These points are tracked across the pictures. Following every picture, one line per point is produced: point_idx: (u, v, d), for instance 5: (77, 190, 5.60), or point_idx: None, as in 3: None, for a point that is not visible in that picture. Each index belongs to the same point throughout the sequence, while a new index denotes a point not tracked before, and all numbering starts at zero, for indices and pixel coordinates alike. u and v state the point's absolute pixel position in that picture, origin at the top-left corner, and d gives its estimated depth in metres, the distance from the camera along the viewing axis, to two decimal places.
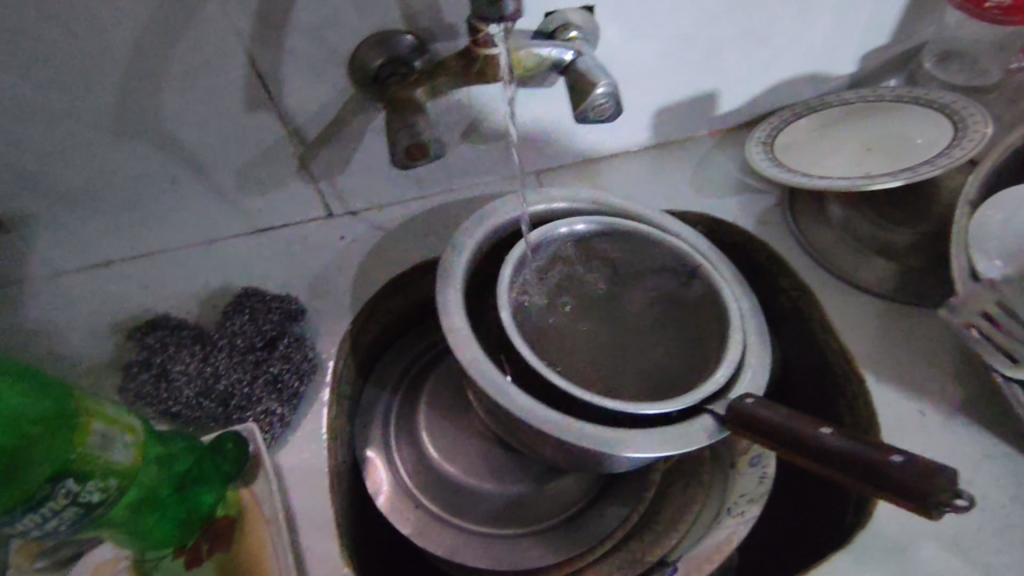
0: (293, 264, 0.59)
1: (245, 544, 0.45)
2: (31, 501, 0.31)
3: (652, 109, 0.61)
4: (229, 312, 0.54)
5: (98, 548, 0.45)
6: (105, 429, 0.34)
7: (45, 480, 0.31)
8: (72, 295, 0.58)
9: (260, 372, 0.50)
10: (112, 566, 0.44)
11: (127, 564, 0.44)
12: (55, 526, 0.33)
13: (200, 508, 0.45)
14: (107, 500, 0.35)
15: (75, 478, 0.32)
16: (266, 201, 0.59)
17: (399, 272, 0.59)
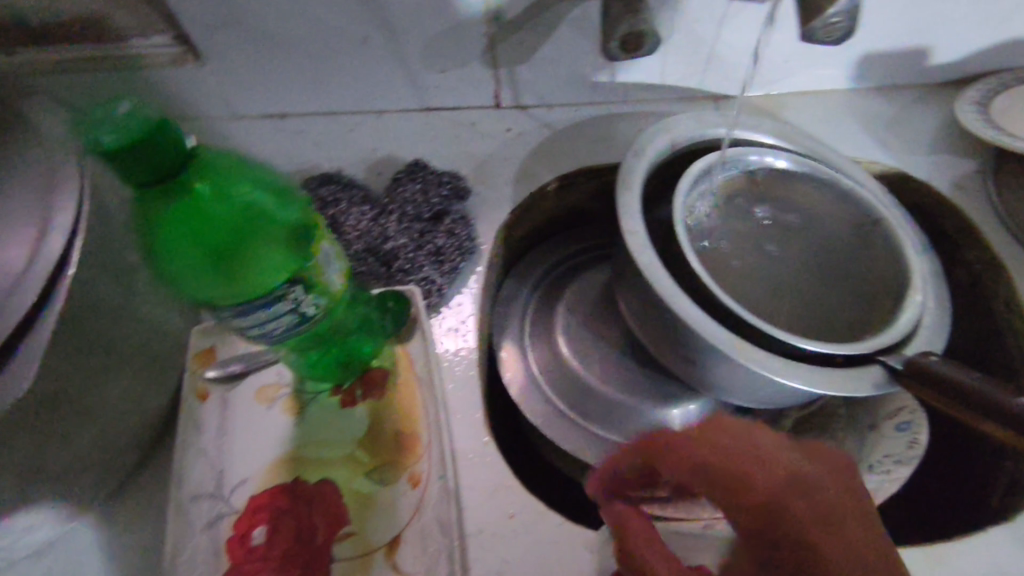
0: (459, 146, 0.59)
1: (397, 394, 0.46)
2: (268, 294, 0.36)
3: (866, 50, 0.57)
4: (400, 178, 0.54)
5: (264, 372, 0.48)
6: (327, 252, 0.40)
7: (285, 277, 0.36)
8: (248, 139, 0.60)
9: (426, 241, 0.51)
10: (277, 390, 0.47)
11: (290, 391, 0.47)
12: (273, 328, 0.38)
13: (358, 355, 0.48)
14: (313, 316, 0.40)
15: (304, 284, 0.38)
16: (443, 79, 0.58)
17: (562, 173, 0.58)
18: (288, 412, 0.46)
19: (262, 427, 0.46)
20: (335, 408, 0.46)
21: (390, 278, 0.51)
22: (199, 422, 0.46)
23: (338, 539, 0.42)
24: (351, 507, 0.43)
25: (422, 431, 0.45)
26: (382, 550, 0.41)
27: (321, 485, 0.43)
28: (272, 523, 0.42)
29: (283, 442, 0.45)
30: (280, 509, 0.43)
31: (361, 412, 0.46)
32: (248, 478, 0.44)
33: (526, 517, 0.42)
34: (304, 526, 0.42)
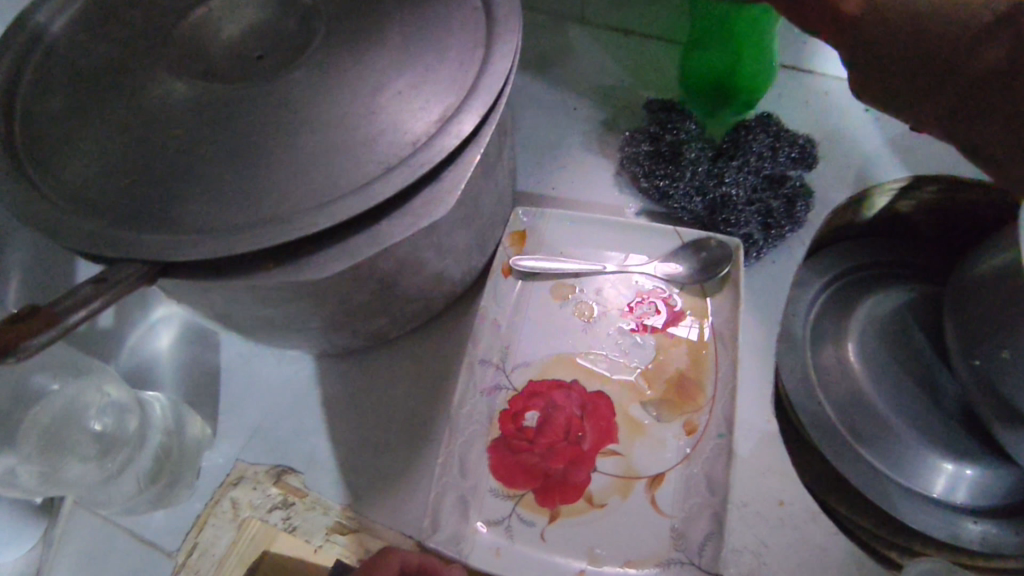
0: (808, 112, 0.55)
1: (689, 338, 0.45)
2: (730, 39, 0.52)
3: None
4: (747, 125, 0.51)
5: (564, 270, 0.48)
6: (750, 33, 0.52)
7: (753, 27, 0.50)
8: (589, 46, 0.60)
9: (760, 199, 0.48)
10: (572, 292, 0.48)
11: (585, 298, 0.48)
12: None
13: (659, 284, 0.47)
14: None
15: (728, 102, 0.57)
16: None
17: (919, 172, 0.52)
18: (578, 316, 0.47)
19: (551, 321, 0.47)
20: (624, 330, 0.46)
21: (710, 224, 0.49)
22: (498, 295, 0.47)
23: (603, 451, 0.42)
24: (621, 428, 0.42)
25: (708, 382, 0.43)
26: (645, 480, 0.41)
27: (597, 395, 0.44)
28: (544, 412, 0.43)
29: (568, 343, 0.46)
30: (553, 402, 0.44)
31: (648, 343, 0.45)
32: (529, 363, 0.45)
33: (798, 510, 0.40)
34: (574, 427, 0.43)
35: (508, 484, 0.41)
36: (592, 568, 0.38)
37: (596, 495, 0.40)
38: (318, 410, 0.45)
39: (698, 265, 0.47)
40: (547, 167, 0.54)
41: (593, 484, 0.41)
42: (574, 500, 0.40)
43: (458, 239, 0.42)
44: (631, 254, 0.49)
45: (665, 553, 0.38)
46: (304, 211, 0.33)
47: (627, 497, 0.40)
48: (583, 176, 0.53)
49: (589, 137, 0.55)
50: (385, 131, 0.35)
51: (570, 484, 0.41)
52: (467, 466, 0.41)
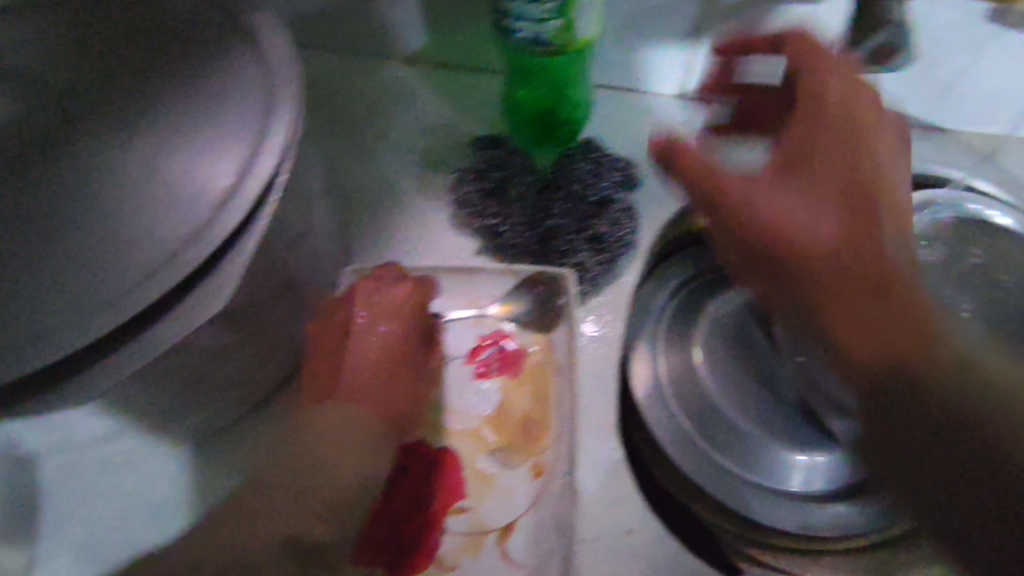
0: (632, 130, 0.55)
1: (531, 377, 0.45)
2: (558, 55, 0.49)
3: None
4: (572, 154, 0.52)
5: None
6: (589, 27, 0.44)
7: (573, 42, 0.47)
8: (413, 84, 0.58)
9: (589, 225, 0.49)
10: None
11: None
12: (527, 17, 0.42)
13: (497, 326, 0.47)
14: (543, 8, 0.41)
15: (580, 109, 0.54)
16: (632, 57, 0.54)
17: (738, 179, 0.54)
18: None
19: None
20: (466, 378, 0.45)
21: (545, 257, 0.49)
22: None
23: (452, 510, 0.41)
24: (469, 482, 0.42)
25: (552, 420, 0.43)
26: (495, 533, 0.40)
27: (443, 451, 0.43)
28: (391, 479, 0.42)
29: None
30: (399, 466, 0.42)
31: (491, 387, 0.45)
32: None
33: (646, 537, 0.41)
34: (420, 489, 0.42)
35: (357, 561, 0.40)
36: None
37: (447, 558, 0.40)
38: (149, 516, 0.42)
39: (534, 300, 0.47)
40: (380, 216, 0.52)
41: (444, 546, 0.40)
42: (425, 565, 0.40)
43: (272, 319, 0.40)
44: (469, 299, 0.48)
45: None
46: (56, 327, 0.30)
47: (478, 554, 0.40)
48: (416, 221, 0.52)
49: (421, 179, 0.54)
50: (150, 228, 0.32)
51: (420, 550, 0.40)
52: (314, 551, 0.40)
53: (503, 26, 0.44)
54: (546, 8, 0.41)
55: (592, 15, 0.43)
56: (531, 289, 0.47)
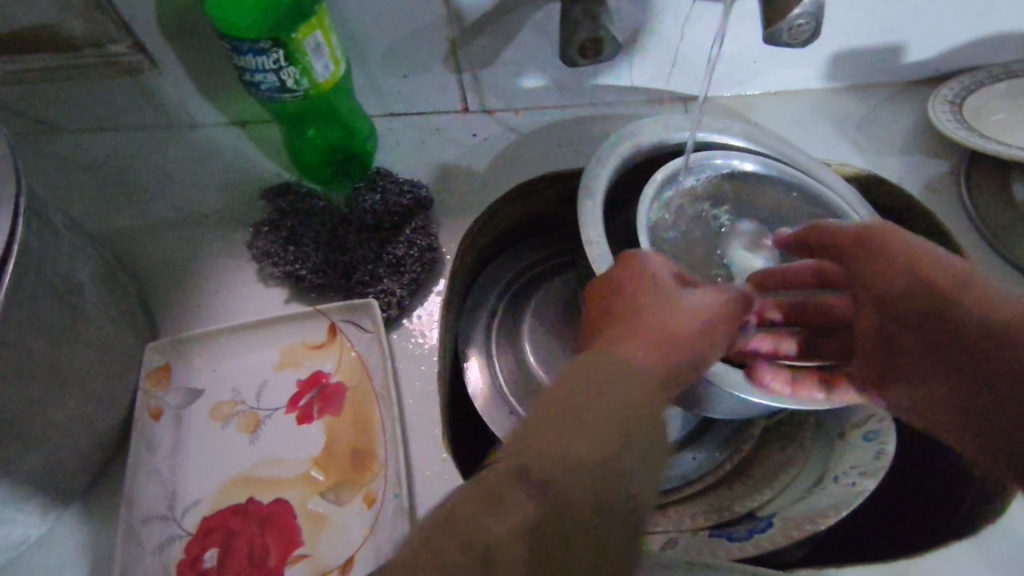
0: (422, 153, 0.57)
1: (354, 412, 0.46)
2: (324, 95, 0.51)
3: (842, 56, 0.57)
4: (361, 187, 0.53)
5: (222, 388, 0.48)
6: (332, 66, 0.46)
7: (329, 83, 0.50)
8: (203, 148, 0.58)
9: (385, 252, 0.50)
10: (231, 409, 0.47)
11: (246, 409, 0.47)
12: (265, 78, 0.44)
13: (315, 368, 0.48)
14: (274, 69, 0.43)
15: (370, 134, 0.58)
16: (406, 84, 0.57)
17: (528, 178, 0.57)
18: (244, 430, 0.46)
19: (218, 448, 0.45)
20: (293, 425, 0.46)
21: (350, 291, 0.50)
22: (153, 443, 0.45)
23: (291, 561, 0.41)
24: (303, 527, 0.42)
25: (378, 448, 0.44)
26: (335, 572, 0.41)
27: (276, 504, 0.43)
28: (224, 544, 0.41)
29: (241, 461, 0.45)
30: (231, 530, 0.42)
31: (316, 431, 0.46)
32: (201, 499, 0.43)
33: None
34: (256, 547, 0.41)
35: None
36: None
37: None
38: None
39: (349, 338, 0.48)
40: (186, 286, 0.52)
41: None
42: None
43: (56, 413, 0.39)
44: (285, 349, 0.49)
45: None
46: None
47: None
48: (222, 284, 0.52)
49: (223, 241, 0.54)
50: None
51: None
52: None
53: (246, 78, 0.45)
54: (279, 58, 0.43)
55: (330, 56, 0.46)
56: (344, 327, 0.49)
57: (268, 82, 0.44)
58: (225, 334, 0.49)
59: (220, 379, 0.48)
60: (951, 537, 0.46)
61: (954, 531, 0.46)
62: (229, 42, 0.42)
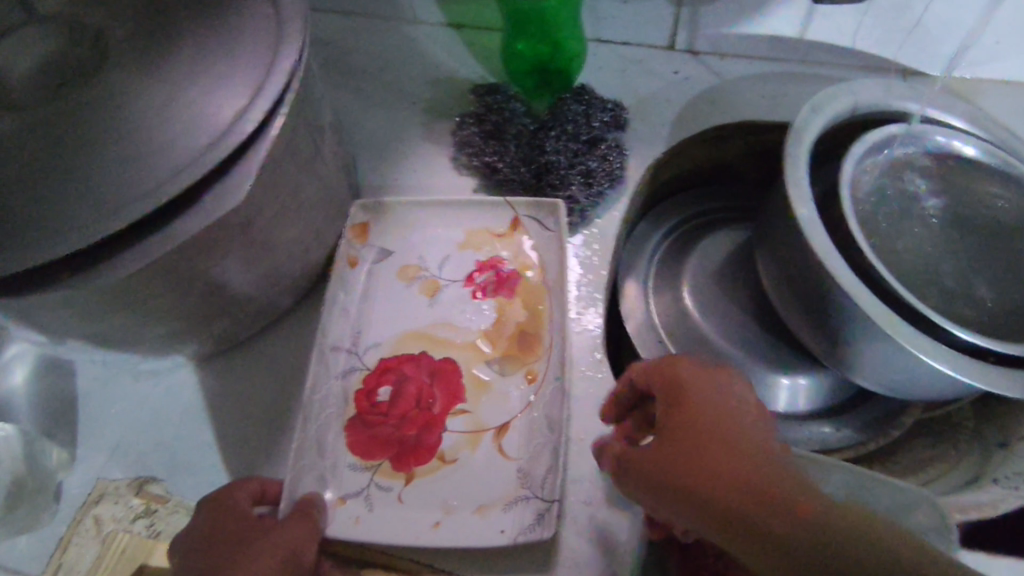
0: (623, 80, 0.58)
1: (525, 298, 0.49)
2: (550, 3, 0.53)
3: None
4: (566, 97, 0.55)
5: (409, 253, 0.52)
6: None
7: None
8: (420, 43, 0.62)
9: (579, 162, 0.52)
10: (415, 272, 0.51)
11: (428, 276, 0.51)
12: None
13: (492, 253, 0.51)
14: None
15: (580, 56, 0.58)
16: (624, 10, 0.58)
17: (725, 122, 0.56)
18: (424, 293, 0.50)
19: (400, 304, 0.50)
20: (468, 298, 0.50)
21: (539, 191, 0.52)
22: (347, 285, 0.49)
23: (453, 413, 0.45)
24: (467, 388, 0.46)
25: (544, 333, 0.47)
26: (492, 431, 0.44)
27: (445, 362, 0.47)
28: (396, 384, 0.46)
29: (419, 318, 0.49)
30: (403, 373, 0.46)
31: (488, 308, 0.49)
32: (380, 343, 0.48)
33: None
34: (424, 391, 0.45)
35: (365, 457, 0.43)
36: (445, 519, 0.41)
37: (448, 456, 0.43)
38: (181, 415, 0.47)
39: (530, 230, 0.51)
40: (387, 162, 0.56)
41: (445, 443, 0.44)
42: (427, 460, 0.43)
43: (286, 235, 0.44)
44: (468, 231, 0.52)
45: (516, 494, 0.41)
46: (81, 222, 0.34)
47: (476, 450, 0.43)
48: (420, 165, 0.56)
49: (426, 128, 0.58)
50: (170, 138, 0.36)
51: (423, 447, 0.43)
52: (327, 446, 0.44)
53: None
54: None
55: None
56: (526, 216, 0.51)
57: None
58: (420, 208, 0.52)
59: (409, 246, 0.52)
60: None
61: None
62: None
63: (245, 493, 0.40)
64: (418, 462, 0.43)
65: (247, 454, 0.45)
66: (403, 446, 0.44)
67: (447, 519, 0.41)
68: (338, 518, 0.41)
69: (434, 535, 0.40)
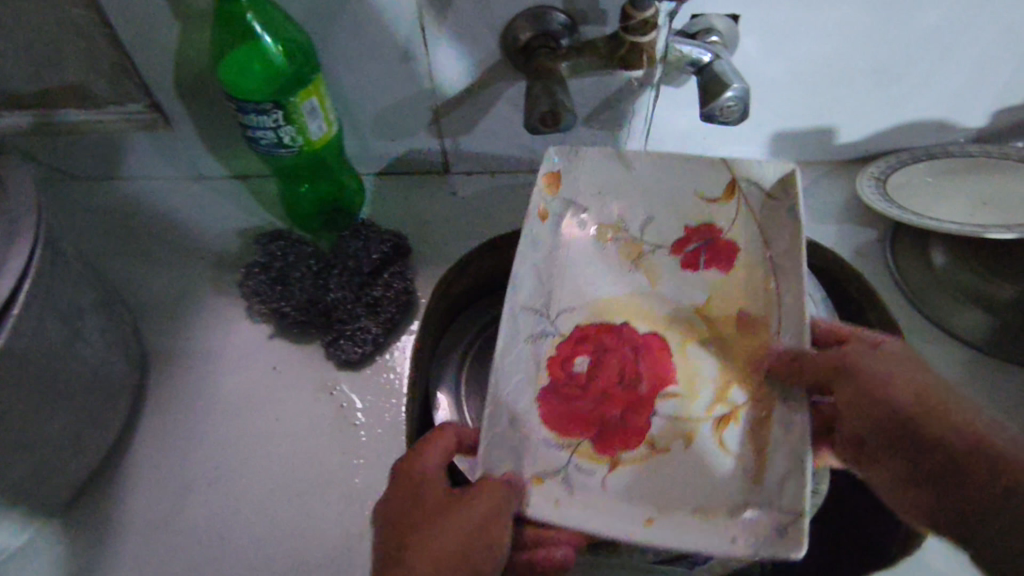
0: (405, 209, 0.63)
1: (753, 273, 0.45)
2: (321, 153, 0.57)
3: (783, 135, 0.63)
4: (346, 233, 0.58)
5: (606, 209, 0.48)
6: (323, 122, 0.52)
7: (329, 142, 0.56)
8: (205, 199, 0.63)
9: (363, 293, 0.54)
10: (615, 234, 0.48)
11: (630, 238, 0.48)
12: (263, 133, 0.50)
13: (709, 219, 0.47)
14: (269, 125, 0.49)
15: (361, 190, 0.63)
16: (393, 147, 0.62)
17: (499, 234, 0.61)
18: (627, 258, 0.48)
19: (597, 261, 0.47)
20: (677, 270, 0.47)
21: (329, 327, 0.54)
22: (536, 237, 0.45)
23: (665, 395, 0.44)
24: (678, 370, 0.45)
25: (763, 310, 0.43)
26: (709, 423, 0.42)
27: (648, 336, 0.46)
28: (596, 355, 0.45)
29: (620, 284, 0.47)
30: (603, 344, 0.45)
31: (722, 283, 0.46)
32: (573, 306, 0.46)
33: None
34: (630, 368, 0.44)
35: (559, 434, 0.42)
36: (658, 517, 0.38)
37: (712, 472, 0.41)
38: None
39: (747, 217, 0.45)
40: (178, 323, 0.57)
41: (687, 430, 0.42)
42: (636, 445, 0.42)
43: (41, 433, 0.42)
44: (681, 214, 0.47)
45: (745, 501, 0.38)
46: None
47: (723, 453, 0.41)
48: (216, 321, 0.56)
49: (217, 283, 0.58)
50: None
51: (632, 429, 0.42)
52: (518, 419, 0.41)
53: (248, 134, 0.51)
54: (278, 118, 0.49)
55: (324, 118, 0.52)
56: (586, 247, 0.48)
57: (264, 136, 0.50)
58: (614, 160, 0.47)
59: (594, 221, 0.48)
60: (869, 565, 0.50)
61: None
62: (234, 104, 0.48)
63: (431, 459, 0.38)
64: (631, 419, 0.43)
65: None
66: (609, 424, 0.43)
67: (660, 518, 0.38)
68: (538, 497, 0.38)
69: (644, 532, 0.37)
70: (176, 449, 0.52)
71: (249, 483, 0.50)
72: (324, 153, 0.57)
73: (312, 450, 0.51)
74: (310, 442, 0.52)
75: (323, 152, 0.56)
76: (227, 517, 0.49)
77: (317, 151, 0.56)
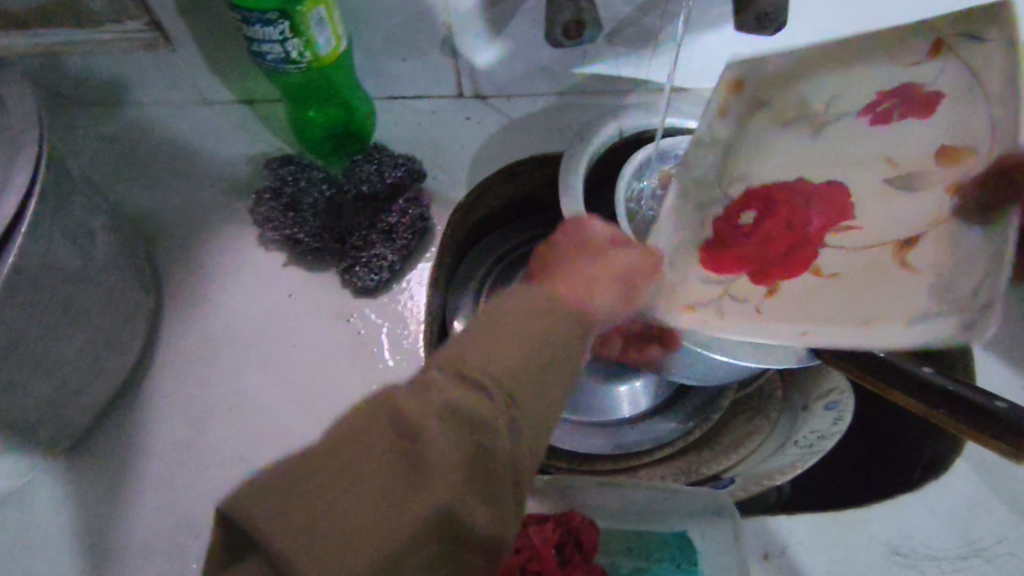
0: (418, 135, 0.61)
1: (958, 112, 0.37)
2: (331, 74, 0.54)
3: None
4: (358, 158, 0.56)
5: (778, 88, 0.39)
6: (331, 35, 0.49)
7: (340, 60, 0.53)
8: (213, 124, 0.61)
9: (378, 219, 0.53)
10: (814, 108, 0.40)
11: (814, 116, 0.40)
12: (269, 48, 0.47)
13: (913, 77, 0.38)
14: (275, 39, 0.46)
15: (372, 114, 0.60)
16: (405, 68, 0.59)
17: (513, 161, 0.60)
18: (805, 126, 0.40)
19: (775, 145, 0.41)
20: (860, 131, 0.40)
21: (344, 255, 0.53)
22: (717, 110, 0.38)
23: (840, 230, 0.40)
24: (863, 204, 0.40)
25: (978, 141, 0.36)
26: (891, 247, 0.38)
27: (830, 185, 0.40)
28: (763, 207, 0.41)
29: (807, 154, 0.41)
30: (777, 199, 0.41)
31: (935, 135, 0.38)
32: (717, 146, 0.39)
33: None
34: (799, 212, 0.41)
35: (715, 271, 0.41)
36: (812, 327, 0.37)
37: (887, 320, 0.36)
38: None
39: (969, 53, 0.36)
40: (192, 250, 0.56)
41: (850, 263, 0.40)
42: (801, 272, 0.40)
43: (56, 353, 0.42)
44: (865, 77, 0.39)
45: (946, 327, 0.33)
46: None
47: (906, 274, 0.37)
48: (230, 249, 0.55)
49: (229, 209, 0.57)
50: None
51: (804, 255, 0.40)
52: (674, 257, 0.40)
53: (253, 49, 0.48)
54: (284, 30, 0.46)
55: (332, 30, 0.49)
56: (784, 132, 0.40)
57: (270, 50, 0.47)
58: (776, 69, 0.38)
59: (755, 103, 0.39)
60: (879, 491, 0.51)
61: (890, 489, 0.50)
62: (238, 13, 0.45)
63: (600, 226, 0.42)
64: (810, 249, 0.40)
65: (78, 566, 0.46)
66: (781, 259, 0.40)
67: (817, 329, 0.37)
68: (691, 322, 0.39)
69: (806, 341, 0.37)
70: (195, 375, 0.52)
71: (270, 408, 0.50)
72: (334, 73, 0.54)
73: (331, 377, 0.51)
74: (331, 368, 0.51)
75: (333, 71, 0.53)
76: (248, 441, 0.49)
77: (327, 71, 0.53)
